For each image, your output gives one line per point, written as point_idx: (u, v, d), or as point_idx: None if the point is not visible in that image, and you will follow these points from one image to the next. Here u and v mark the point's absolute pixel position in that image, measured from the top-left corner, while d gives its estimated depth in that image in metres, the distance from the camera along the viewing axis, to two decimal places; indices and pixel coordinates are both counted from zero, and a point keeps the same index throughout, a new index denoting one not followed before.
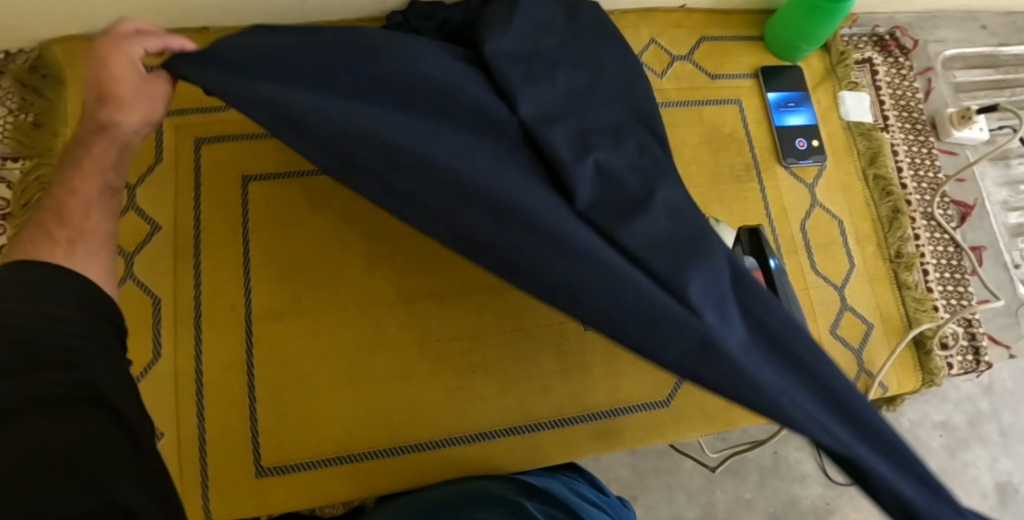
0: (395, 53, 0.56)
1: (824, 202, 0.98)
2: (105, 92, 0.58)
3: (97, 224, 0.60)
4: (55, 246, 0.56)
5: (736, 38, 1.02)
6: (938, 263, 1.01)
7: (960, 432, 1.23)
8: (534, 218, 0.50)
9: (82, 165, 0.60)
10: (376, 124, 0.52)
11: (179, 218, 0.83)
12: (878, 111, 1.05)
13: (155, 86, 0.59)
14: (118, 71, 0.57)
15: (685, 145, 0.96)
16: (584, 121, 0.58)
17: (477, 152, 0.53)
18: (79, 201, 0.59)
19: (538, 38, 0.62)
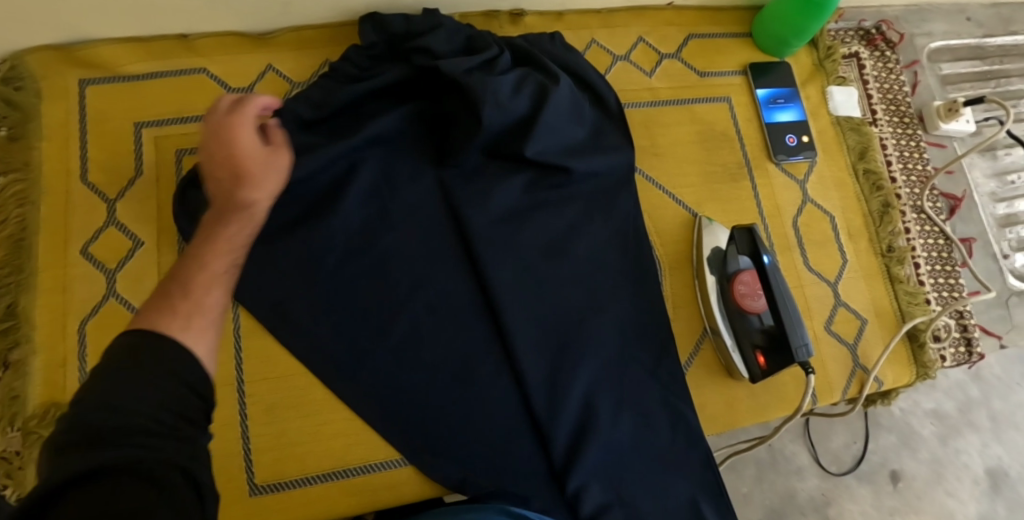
0: (391, 233, 0.82)
1: (817, 198, 0.98)
2: (241, 174, 0.65)
3: (217, 306, 0.55)
4: (173, 319, 0.51)
5: (725, 35, 1.01)
6: (929, 256, 1.01)
7: (951, 419, 1.24)
8: (476, 390, 0.80)
9: (215, 243, 0.60)
10: (388, 291, 0.81)
11: (162, 234, 0.82)
12: (866, 105, 1.05)
13: (280, 149, 0.69)
14: (252, 147, 0.66)
15: (677, 144, 0.95)
16: (526, 295, 0.82)
17: (452, 303, 0.82)
18: (205, 275, 0.57)
19: (489, 213, 0.83)
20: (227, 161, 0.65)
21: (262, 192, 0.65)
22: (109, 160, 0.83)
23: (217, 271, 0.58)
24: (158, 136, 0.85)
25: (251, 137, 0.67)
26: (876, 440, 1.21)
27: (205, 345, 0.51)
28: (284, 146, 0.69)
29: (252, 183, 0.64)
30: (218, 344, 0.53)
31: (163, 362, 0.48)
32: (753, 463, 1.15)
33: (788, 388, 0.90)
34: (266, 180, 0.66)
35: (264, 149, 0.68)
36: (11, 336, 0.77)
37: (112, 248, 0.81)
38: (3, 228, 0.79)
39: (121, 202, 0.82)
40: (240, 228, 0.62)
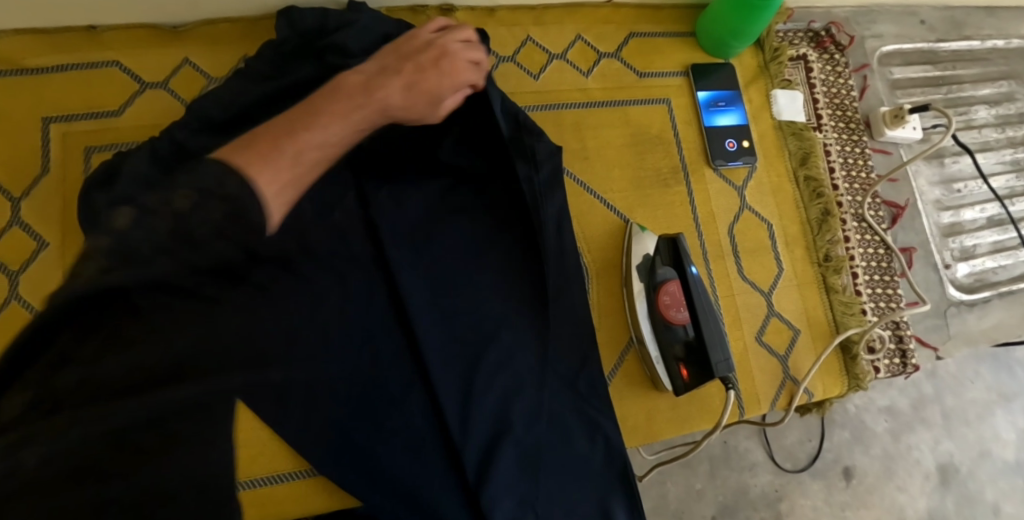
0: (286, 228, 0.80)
1: (753, 205, 0.96)
2: (437, 66, 0.67)
3: (311, 150, 0.55)
4: (259, 166, 0.52)
5: (666, 34, 0.98)
6: (868, 266, 1.00)
7: (904, 416, 1.24)
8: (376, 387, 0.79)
9: (316, 115, 0.57)
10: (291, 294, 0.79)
11: (69, 234, 0.79)
12: (811, 109, 1.02)
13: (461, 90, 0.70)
14: (457, 62, 0.69)
15: (610, 147, 0.93)
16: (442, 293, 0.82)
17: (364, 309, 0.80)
18: (304, 146, 0.55)
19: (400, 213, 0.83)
20: (427, 52, 0.67)
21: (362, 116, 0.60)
22: (13, 158, 0.80)
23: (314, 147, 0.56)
24: (66, 133, 0.82)
25: (465, 61, 0.69)
26: (831, 438, 1.20)
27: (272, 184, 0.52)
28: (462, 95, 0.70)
29: (433, 79, 0.67)
30: (287, 196, 0.53)
31: (234, 199, 0.50)
32: (707, 459, 1.14)
33: (712, 399, 0.89)
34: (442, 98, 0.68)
35: (460, 87, 0.69)
36: None
37: (16, 249, 0.78)
38: None
39: (27, 201, 0.80)
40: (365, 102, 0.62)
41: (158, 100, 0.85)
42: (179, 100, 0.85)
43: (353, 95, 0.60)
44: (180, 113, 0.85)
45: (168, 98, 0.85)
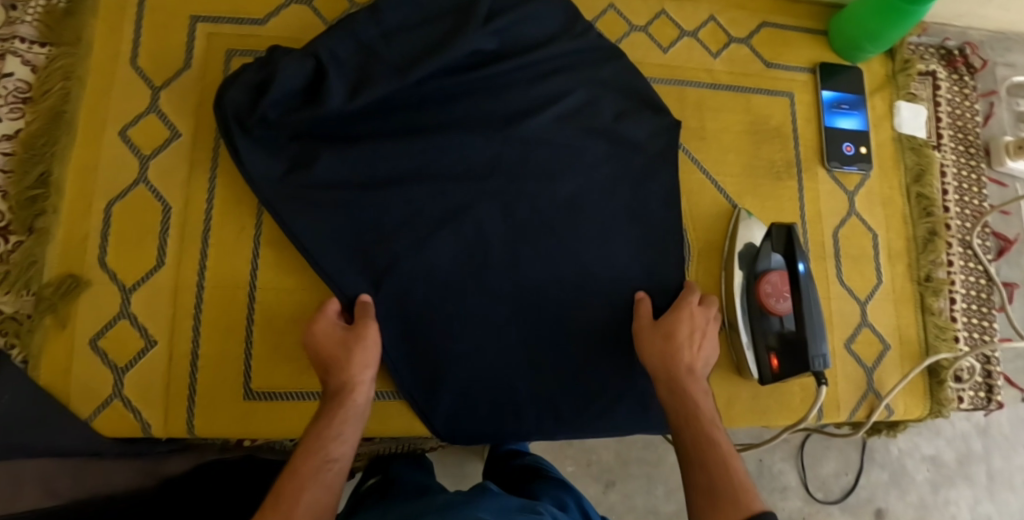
0: (397, 149, 0.80)
1: (862, 212, 0.94)
2: (336, 361, 0.73)
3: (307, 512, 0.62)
4: None
5: (798, 29, 0.97)
6: (967, 294, 0.98)
7: (947, 469, 1.17)
8: (455, 324, 0.79)
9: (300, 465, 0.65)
10: (393, 221, 0.79)
11: (201, 128, 0.82)
12: (933, 127, 1.01)
13: (362, 330, 0.74)
14: (331, 337, 0.74)
15: (726, 131, 0.92)
16: (541, 235, 0.83)
17: (462, 243, 0.80)
18: (298, 479, 0.64)
19: (505, 147, 0.83)
20: (320, 354, 0.73)
21: (346, 441, 0.69)
22: (157, 49, 0.83)
23: (315, 466, 0.65)
24: (211, 33, 0.84)
25: (330, 327, 0.74)
26: (868, 475, 1.16)
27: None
28: (370, 321, 0.75)
29: (343, 365, 0.72)
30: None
31: None
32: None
33: (794, 398, 0.88)
34: (353, 360, 0.72)
35: (344, 335, 0.74)
36: (38, 206, 0.78)
37: (149, 134, 0.81)
38: (47, 99, 0.81)
39: (165, 91, 0.82)
40: (341, 414, 0.70)
41: (301, 15, 0.87)
42: (321, 18, 0.87)
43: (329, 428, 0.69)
44: (321, 31, 0.87)
45: (310, 15, 0.87)
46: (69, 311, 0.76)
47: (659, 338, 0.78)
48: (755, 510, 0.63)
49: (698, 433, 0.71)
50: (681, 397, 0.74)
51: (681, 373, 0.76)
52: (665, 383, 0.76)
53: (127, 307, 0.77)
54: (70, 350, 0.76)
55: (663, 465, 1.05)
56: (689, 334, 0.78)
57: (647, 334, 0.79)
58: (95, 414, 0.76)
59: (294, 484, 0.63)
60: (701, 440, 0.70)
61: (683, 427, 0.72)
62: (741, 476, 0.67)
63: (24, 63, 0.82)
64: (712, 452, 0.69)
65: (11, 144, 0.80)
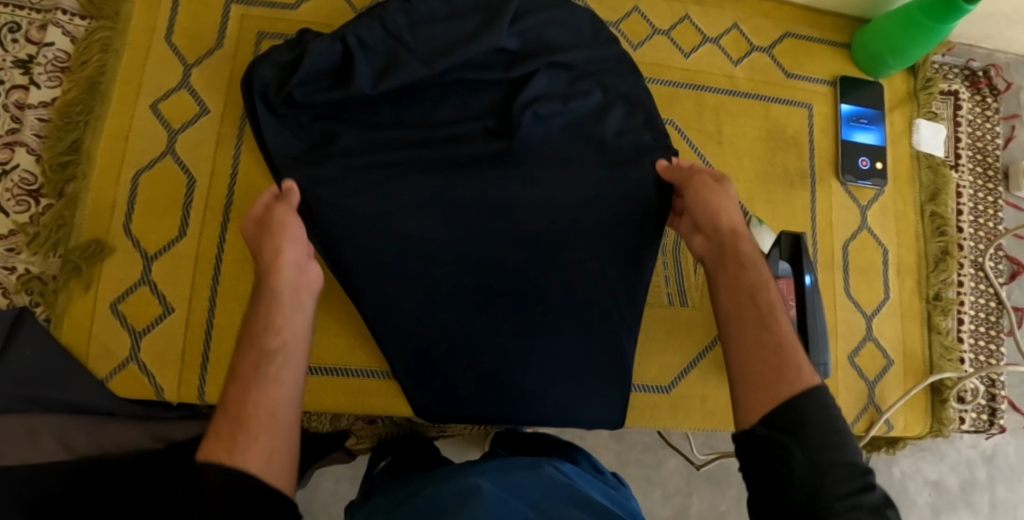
0: (414, 138, 0.83)
1: (874, 227, 0.94)
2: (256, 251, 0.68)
3: (264, 409, 0.57)
4: (219, 443, 0.54)
5: (822, 41, 0.98)
6: (975, 316, 0.98)
7: (948, 495, 1.16)
8: None
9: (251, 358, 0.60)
10: None
11: (229, 105, 0.85)
12: (951, 147, 1.01)
13: (275, 217, 0.70)
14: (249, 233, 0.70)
15: (742, 138, 0.93)
16: None
17: None
18: (246, 373, 0.59)
19: None
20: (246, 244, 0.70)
21: (287, 328, 0.62)
22: (192, 28, 0.86)
23: (257, 354, 0.60)
24: (244, 14, 0.87)
25: (255, 218, 0.71)
26: None
27: (265, 453, 0.54)
28: (288, 210, 0.71)
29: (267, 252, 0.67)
30: (270, 442, 0.55)
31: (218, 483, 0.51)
32: (738, 484, 1.08)
33: None
34: (275, 240, 0.68)
35: (263, 222, 0.70)
36: (69, 171, 0.82)
37: (179, 108, 0.84)
38: (85, 70, 0.84)
39: (197, 68, 0.85)
40: (268, 306, 0.64)
41: (331, 2, 0.89)
42: (351, 7, 0.89)
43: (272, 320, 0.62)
44: (349, 18, 0.89)
45: (342, 3, 0.89)
46: (93, 274, 0.79)
47: (703, 208, 0.71)
48: (815, 380, 0.56)
49: (758, 306, 0.62)
50: (741, 267, 0.65)
51: (733, 242, 0.68)
52: (715, 256, 0.68)
53: (148, 274, 0.80)
54: (91, 311, 0.79)
55: (663, 469, 1.06)
56: (727, 201, 0.71)
57: (695, 202, 0.72)
58: (110, 375, 0.78)
59: (241, 381, 0.58)
60: (762, 315, 0.61)
61: (740, 301, 0.63)
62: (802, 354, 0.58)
63: (64, 34, 0.85)
64: (773, 330, 0.60)
65: (48, 111, 0.84)
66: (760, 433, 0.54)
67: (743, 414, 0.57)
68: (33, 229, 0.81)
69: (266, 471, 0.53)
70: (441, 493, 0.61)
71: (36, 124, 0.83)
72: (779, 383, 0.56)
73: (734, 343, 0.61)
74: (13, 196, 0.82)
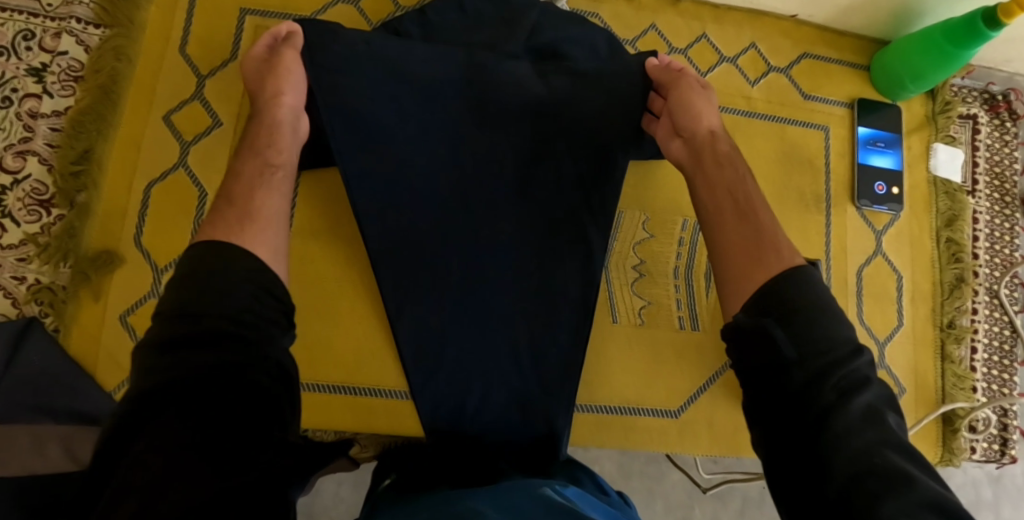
0: None
1: (889, 252, 0.93)
2: (256, 88, 0.74)
3: (267, 209, 0.66)
4: (231, 229, 0.62)
5: (840, 62, 0.97)
6: (989, 344, 0.96)
7: None
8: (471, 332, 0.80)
9: (246, 173, 0.69)
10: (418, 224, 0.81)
11: (241, 118, 0.84)
12: (968, 171, 1.00)
13: (284, 57, 0.74)
14: (255, 62, 0.75)
15: (757, 160, 0.92)
16: None
17: None
18: (244, 185, 0.67)
19: None
20: (247, 79, 0.76)
21: (288, 151, 0.72)
22: (207, 38, 0.85)
23: (256, 173, 0.69)
24: (258, 25, 0.86)
25: (260, 52, 0.76)
26: None
27: (269, 238, 0.64)
28: (294, 48, 0.75)
29: (273, 82, 0.73)
30: (275, 240, 0.64)
31: (240, 272, 0.58)
32: (739, 498, 1.07)
33: None
34: (276, 79, 0.73)
35: (267, 57, 0.75)
36: (80, 181, 0.81)
37: (192, 120, 0.84)
38: (97, 78, 0.84)
39: (211, 79, 0.85)
40: (266, 128, 0.72)
41: (346, 15, 0.88)
42: (366, 19, 0.89)
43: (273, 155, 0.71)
44: (364, 31, 0.88)
45: (357, 16, 0.88)
46: (102, 285, 0.79)
47: (690, 99, 0.77)
48: (798, 259, 0.64)
49: (743, 195, 0.71)
50: (723, 161, 0.73)
51: (715, 135, 0.76)
52: (699, 144, 0.75)
53: (157, 287, 0.80)
54: (99, 323, 0.78)
55: (664, 481, 1.05)
56: (707, 105, 0.77)
57: (679, 95, 0.77)
58: (118, 389, 0.78)
59: (251, 187, 0.67)
60: (745, 202, 0.70)
61: (726, 188, 0.71)
62: (781, 233, 0.67)
63: (78, 43, 0.85)
64: (756, 216, 0.69)
65: (60, 120, 0.84)
66: (742, 322, 0.59)
67: (729, 291, 0.65)
68: (43, 240, 0.81)
69: (270, 256, 0.62)
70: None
71: (48, 133, 0.83)
72: (762, 266, 0.64)
73: (718, 225, 0.69)
74: (25, 205, 0.82)
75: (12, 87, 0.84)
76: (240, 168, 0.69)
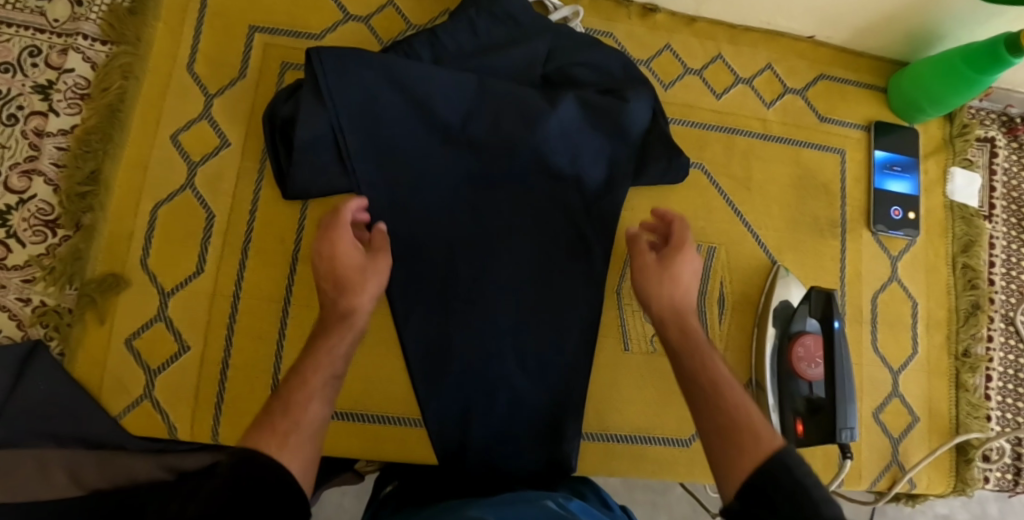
0: (435, 178, 0.81)
1: (904, 279, 0.92)
2: (345, 285, 0.69)
3: (315, 423, 0.59)
4: (273, 437, 0.56)
5: (857, 84, 0.95)
6: (1003, 372, 0.95)
7: None
8: (481, 359, 0.80)
9: (308, 382, 0.62)
10: (427, 248, 0.81)
11: (250, 138, 0.83)
12: (985, 196, 0.98)
13: (379, 259, 0.71)
14: (348, 260, 0.70)
15: (771, 185, 0.91)
16: (572, 277, 0.83)
17: (494, 278, 0.81)
18: (304, 393, 0.61)
19: (545, 186, 0.83)
20: (331, 271, 0.70)
21: (361, 299, 0.69)
22: (215, 57, 0.84)
23: (317, 386, 0.62)
24: (267, 44, 0.85)
25: (348, 245, 0.71)
26: None
27: (307, 466, 0.56)
28: (385, 251, 0.72)
29: (351, 288, 0.69)
30: (313, 456, 0.57)
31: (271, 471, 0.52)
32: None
33: (813, 462, 0.86)
34: (365, 281, 0.69)
35: (358, 257, 0.71)
36: (87, 202, 0.80)
37: (200, 140, 0.82)
38: (105, 97, 0.83)
39: (219, 98, 0.83)
40: (343, 337, 0.66)
41: (357, 33, 0.87)
42: (377, 37, 0.87)
43: (334, 342, 0.66)
44: (375, 50, 0.87)
45: (368, 34, 0.87)
46: (108, 308, 0.78)
47: (666, 277, 0.71)
48: (777, 445, 0.56)
49: (714, 373, 0.64)
50: (691, 335, 0.68)
51: (693, 328, 0.68)
52: (675, 327, 0.69)
53: (164, 310, 0.79)
54: (105, 347, 0.78)
55: (669, 494, 1.02)
56: (681, 289, 0.71)
57: (647, 273, 0.72)
58: (125, 412, 0.77)
59: (301, 395, 0.60)
60: (715, 380, 0.63)
61: (697, 369, 0.64)
62: (759, 415, 0.60)
63: (85, 60, 0.84)
64: (728, 387, 0.62)
65: (67, 139, 0.82)
66: (735, 508, 0.53)
67: (722, 479, 0.57)
68: (49, 262, 0.80)
69: (304, 474, 0.55)
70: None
71: (54, 152, 0.82)
72: (736, 453, 0.56)
73: (703, 419, 0.61)
74: (31, 226, 0.81)
75: (18, 105, 0.83)
76: (300, 379, 0.62)
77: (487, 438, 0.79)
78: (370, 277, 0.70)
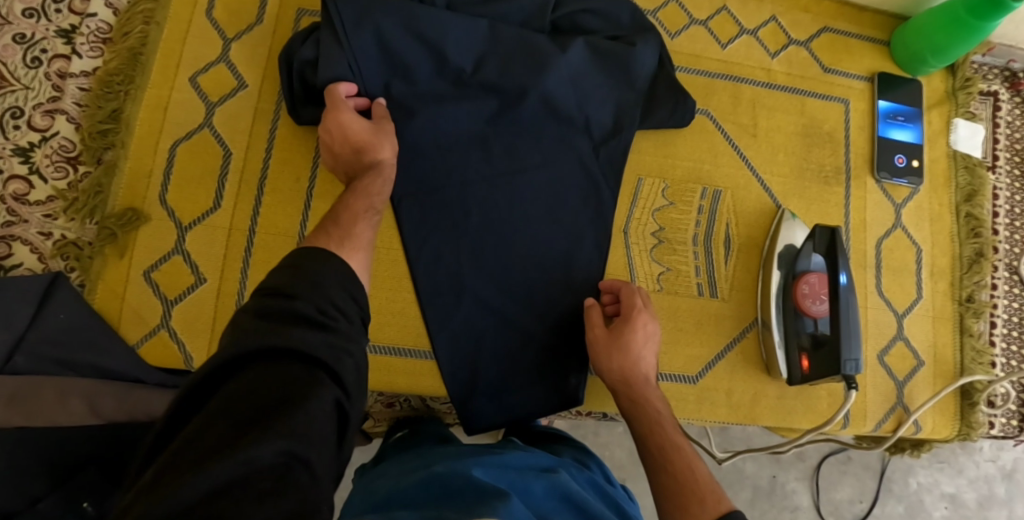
0: (447, 117, 0.82)
1: (908, 226, 0.93)
2: (364, 148, 0.74)
3: (364, 235, 0.66)
4: (330, 240, 0.63)
5: (861, 37, 0.97)
6: (1008, 319, 0.97)
7: (966, 510, 1.10)
8: (490, 293, 0.81)
9: (351, 209, 0.69)
10: (438, 186, 0.82)
11: (266, 81, 0.85)
12: (989, 148, 1.00)
13: (382, 124, 0.76)
14: (357, 128, 0.74)
15: (777, 132, 0.92)
16: (581, 217, 0.84)
17: (504, 215, 0.82)
18: (349, 213, 0.68)
19: (555, 127, 0.85)
20: (346, 144, 0.74)
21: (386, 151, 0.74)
22: (234, 3, 0.86)
23: (361, 210, 0.69)
24: None
25: (353, 120, 0.74)
26: (883, 506, 1.10)
27: (364, 264, 0.64)
28: (386, 118, 0.77)
29: (369, 139, 0.74)
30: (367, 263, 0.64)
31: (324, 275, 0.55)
32: (750, 487, 1.07)
33: (820, 403, 0.87)
34: (383, 142, 0.75)
35: (367, 126, 0.75)
36: (108, 139, 0.82)
37: (218, 82, 0.84)
38: (126, 40, 0.85)
39: (236, 43, 0.86)
40: (380, 181, 0.73)
41: None
42: None
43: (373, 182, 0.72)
44: None
45: None
46: (127, 241, 0.80)
47: (615, 348, 0.75)
48: (721, 510, 0.62)
49: (662, 438, 0.69)
50: (640, 405, 0.73)
51: (640, 392, 0.73)
52: (624, 394, 0.74)
53: (182, 244, 0.81)
54: (124, 278, 0.79)
55: None
56: (636, 356, 0.75)
57: (598, 349, 0.76)
58: (142, 341, 0.79)
59: (349, 216, 0.67)
60: (663, 444, 0.69)
61: (646, 434, 0.70)
62: (702, 470, 0.66)
63: (108, 6, 0.87)
64: (675, 449, 0.68)
65: (89, 81, 0.85)
66: None
67: None
68: (72, 195, 0.82)
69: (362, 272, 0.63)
70: (445, 481, 0.59)
71: (76, 93, 0.85)
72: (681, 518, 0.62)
73: (653, 483, 0.67)
74: (52, 162, 0.83)
75: (41, 48, 0.85)
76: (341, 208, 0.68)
77: (497, 372, 0.80)
78: (385, 142, 0.75)
